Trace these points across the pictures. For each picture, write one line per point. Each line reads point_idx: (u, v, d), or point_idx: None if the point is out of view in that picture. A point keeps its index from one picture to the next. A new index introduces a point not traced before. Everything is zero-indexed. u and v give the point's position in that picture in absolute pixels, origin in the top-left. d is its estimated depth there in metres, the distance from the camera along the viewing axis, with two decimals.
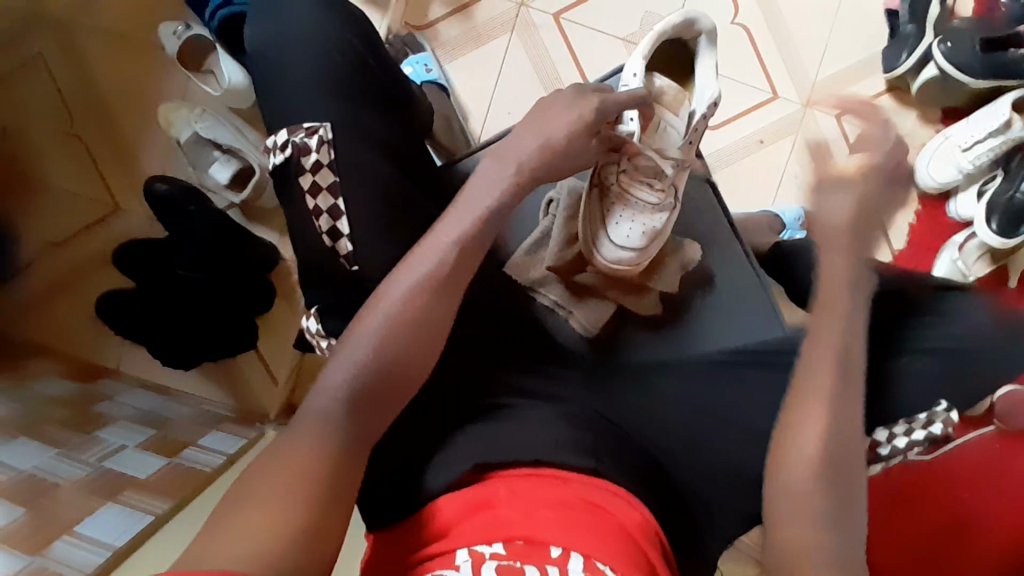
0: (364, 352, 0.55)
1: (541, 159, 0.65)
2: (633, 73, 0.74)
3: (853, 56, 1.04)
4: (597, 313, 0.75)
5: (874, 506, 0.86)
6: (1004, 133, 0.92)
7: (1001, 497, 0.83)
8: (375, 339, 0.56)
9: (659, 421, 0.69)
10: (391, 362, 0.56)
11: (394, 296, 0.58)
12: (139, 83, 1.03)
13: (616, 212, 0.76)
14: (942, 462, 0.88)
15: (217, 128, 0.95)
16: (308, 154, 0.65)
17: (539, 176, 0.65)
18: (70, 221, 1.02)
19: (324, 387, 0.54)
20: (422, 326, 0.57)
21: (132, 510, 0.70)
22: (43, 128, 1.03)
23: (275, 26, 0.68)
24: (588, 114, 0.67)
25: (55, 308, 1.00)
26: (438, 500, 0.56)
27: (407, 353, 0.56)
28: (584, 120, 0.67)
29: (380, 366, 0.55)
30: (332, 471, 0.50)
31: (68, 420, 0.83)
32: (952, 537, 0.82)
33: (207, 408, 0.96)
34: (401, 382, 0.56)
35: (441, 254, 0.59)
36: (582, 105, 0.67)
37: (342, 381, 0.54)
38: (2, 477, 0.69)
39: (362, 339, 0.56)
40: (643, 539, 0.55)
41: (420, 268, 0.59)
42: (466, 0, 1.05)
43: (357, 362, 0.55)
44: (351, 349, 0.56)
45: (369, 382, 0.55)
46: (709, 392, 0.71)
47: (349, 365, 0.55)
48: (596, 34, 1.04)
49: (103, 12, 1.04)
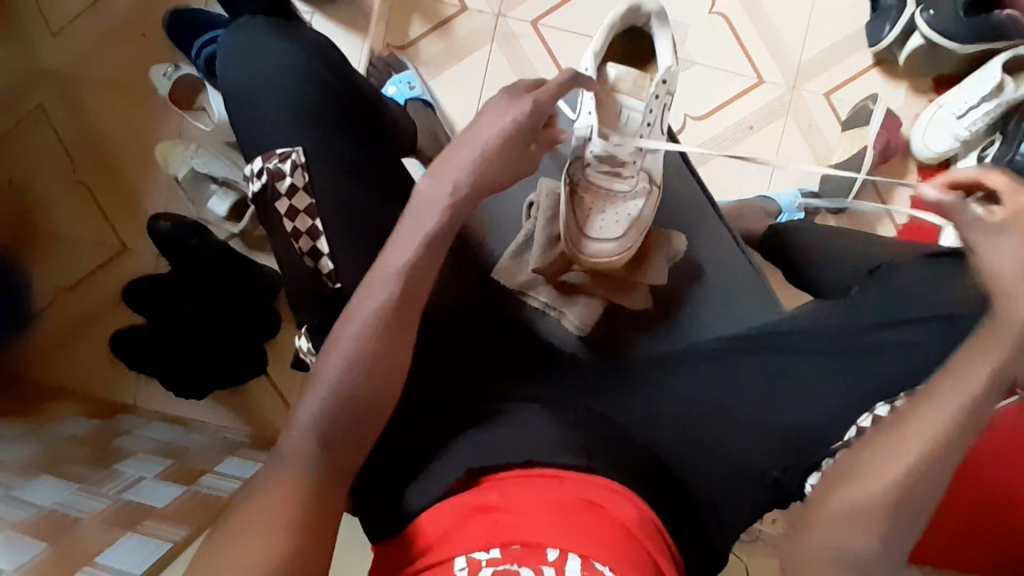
0: (337, 381, 0.53)
1: (479, 173, 0.58)
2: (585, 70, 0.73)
3: (837, 34, 1.04)
4: (587, 312, 0.76)
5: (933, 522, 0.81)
6: (998, 97, 0.92)
7: None
8: (342, 374, 0.53)
9: (659, 418, 0.68)
10: (366, 385, 0.53)
11: (354, 328, 0.54)
12: (137, 127, 1.07)
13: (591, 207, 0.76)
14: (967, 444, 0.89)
15: (213, 162, 0.98)
16: (283, 179, 0.67)
17: (481, 193, 0.59)
18: (79, 264, 1.06)
19: (297, 429, 0.52)
20: (384, 356, 0.54)
21: (149, 539, 0.70)
22: (54, 177, 1.07)
23: (247, 62, 0.71)
24: (521, 118, 0.59)
25: (73, 350, 1.04)
26: (432, 509, 0.56)
27: (379, 370, 0.54)
28: (517, 124, 0.59)
29: (349, 396, 0.53)
30: (322, 479, 0.50)
31: (88, 457, 0.85)
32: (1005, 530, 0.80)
33: (223, 436, 0.98)
34: (379, 402, 0.54)
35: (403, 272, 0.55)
36: (514, 108, 0.59)
37: (320, 412, 0.52)
38: (24, 515, 0.70)
39: (333, 368, 0.53)
40: (643, 534, 0.54)
41: (379, 297, 0.55)
42: (443, 17, 1.07)
43: (332, 392, 0.53)
44: (317, 388, 0.53)
45: (342, 412, 0.52)
46: (711, 387, 0.69)
47: (318, 405, 0.52)
48: (574, 36, 1.06)
49: (97, 61, 1.08)
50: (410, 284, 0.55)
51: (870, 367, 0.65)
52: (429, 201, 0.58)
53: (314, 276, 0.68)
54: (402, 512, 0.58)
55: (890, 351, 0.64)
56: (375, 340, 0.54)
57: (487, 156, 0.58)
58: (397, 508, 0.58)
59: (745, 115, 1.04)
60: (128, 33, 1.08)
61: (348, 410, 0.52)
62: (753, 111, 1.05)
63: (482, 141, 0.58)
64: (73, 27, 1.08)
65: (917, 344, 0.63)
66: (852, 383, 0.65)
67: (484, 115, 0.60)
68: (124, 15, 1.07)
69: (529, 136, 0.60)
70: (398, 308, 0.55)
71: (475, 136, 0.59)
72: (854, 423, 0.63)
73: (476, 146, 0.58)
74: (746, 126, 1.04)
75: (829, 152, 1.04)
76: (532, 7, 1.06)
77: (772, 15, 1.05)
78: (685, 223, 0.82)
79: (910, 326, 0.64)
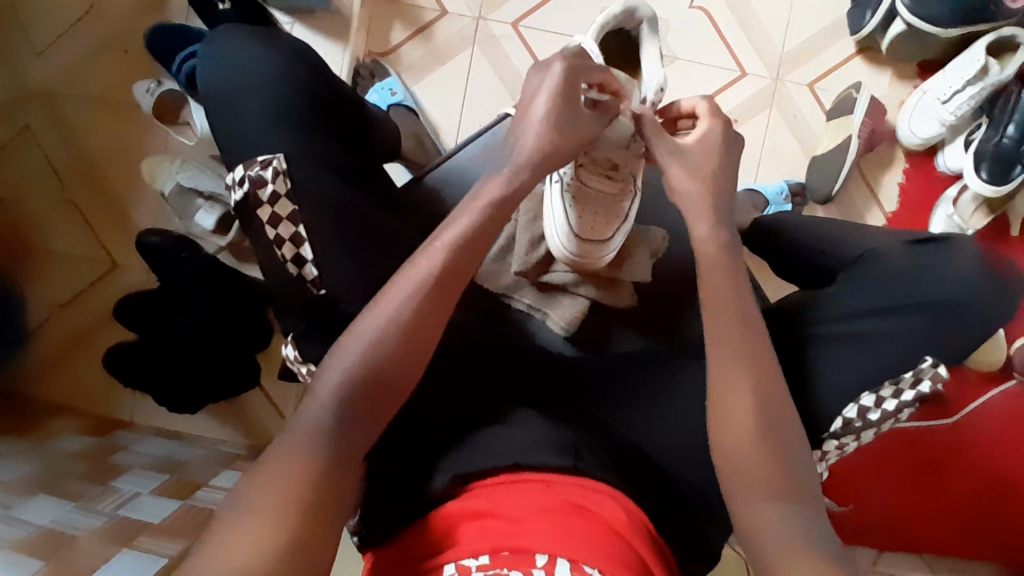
0: (354, 357, 0.54)
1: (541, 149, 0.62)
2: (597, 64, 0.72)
3: (819, 23, 1.06)
4: (572, 310, 0.75)
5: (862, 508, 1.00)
6: (982, 80, 0.95)
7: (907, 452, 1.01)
8: (376, 335, 0.55)
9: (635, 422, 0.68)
10: (371, 376, 0.54)
11: (397, 292, 0.56)
12: (124, 144, 1.08)
13: (577, 210, 0.75)
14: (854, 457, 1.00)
15: (197, 176, 1.00)
16: (265, 186, 0.66)
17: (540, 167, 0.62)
18: (73, 282, 1.07)
19: (318, 391, 0.53)
20: (422, 316, 0.56)
21: (147, 555, 0.67)
22: (42, 196, 1.08)
23: (222, 69, 0.70)
24: (560, 85, 0.63)
25: (69, 369, 1.05)
26: (436, 509, 0.55)
27: (388, 368, 0.55)
28: (562, 91, 0.63)
29: (353, 386, 0.53)
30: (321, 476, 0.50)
31: (84, 474, 0.84)
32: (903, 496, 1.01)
33: (220, 448, 0.99)
34: (391, 377, 0.55)
35: (426, 271, 0.57)
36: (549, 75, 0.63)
37: (336, 383, 0.53)
38: (19, 534, 0.69)
39: (353, 344, 0.55)
40: (630, 534, 0.53)
41: (426, 267, 0.57)
42: (424, 22, 1.08)
43: (348, 367, 0.54)
44: (345, 350, 0.55)
45: (371, 371, 0.54)
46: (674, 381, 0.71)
47: (346, 365, 0.54)
48: (555, 37, 1.07)
49: (81, 80, 1.09)
50: (450, 274, 0.57)
51: (846, 361, 0.66)
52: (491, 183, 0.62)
53: (298, 282, 0.67)
54: (397, 513, 0.57)
55: (868, 340, 0.66)
56: (412, 319, 0.56)
57: (549, 119, 0.62)
58: (390, 511, 0.57)
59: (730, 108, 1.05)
60: (111, 50, 1.09)
61: (344, 405, 0.53)
62: (737, 104, 1.06)
63: (539, 123, 0.62)
64: (55, 47, 1.09)
65: (900, 338, 0.66)
66: (828, 380, 0.66)
67: (537, 92, 0.64)
68: (107, 33, 1.09)
69: (574, 102, 0.63)
70: (440, 291, 0.57)
71: (537, 99, 0.63)
72: (841, 414, 0.65)
73: (534, 126, 0.63)
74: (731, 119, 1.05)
75: (815, 142, 1.05)
76: (512, 9, 1.08)
77: (752, 7, 1.06)
78: (668, 218, 0.83)
79: (893, 316, 0.67)
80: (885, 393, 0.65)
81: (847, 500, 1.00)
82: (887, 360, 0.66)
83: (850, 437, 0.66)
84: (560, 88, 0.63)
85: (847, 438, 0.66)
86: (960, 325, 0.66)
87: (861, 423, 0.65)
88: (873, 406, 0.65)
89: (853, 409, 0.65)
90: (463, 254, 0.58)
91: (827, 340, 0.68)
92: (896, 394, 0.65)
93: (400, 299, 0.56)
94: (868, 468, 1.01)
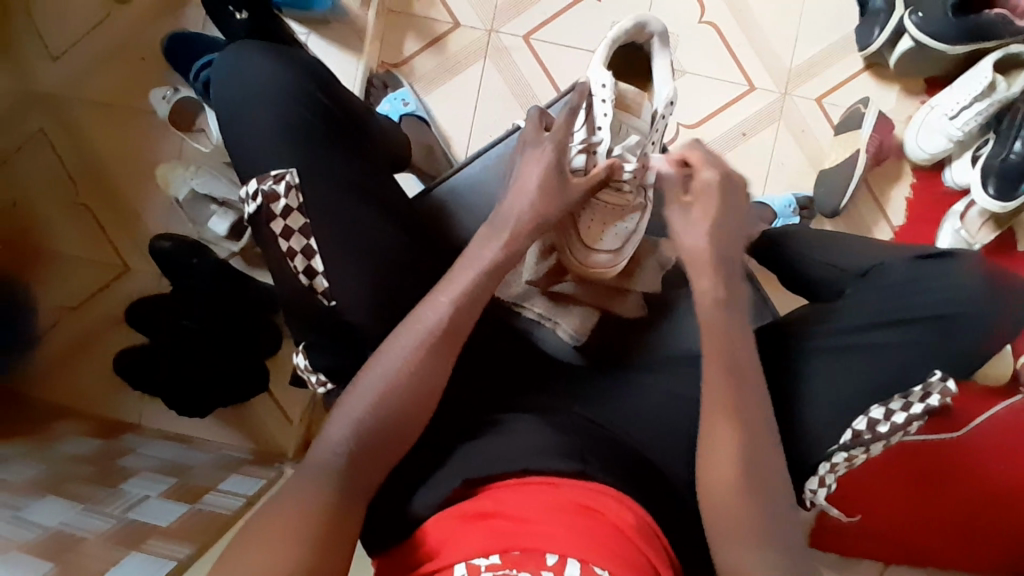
0: (361, 411, 0.56)
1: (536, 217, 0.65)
2: (601, 84, 0.72)
3: (826, 39, 1.07)
4: (582, 321, 0.76)
5: (863, 524, 1.02)
6: (989, 97, 0.95)
7: (911, 470, 1.02)
8: (382, 389, 0.56)
9: (635, 431, 0.68)
10: (387, 420, 0.56)
11: (392, 359, 0.57)
12: (139, 150, 1.10)
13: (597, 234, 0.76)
14: (860, 470, 1.02)
15: (211, 182, 1.01)
16: (277, 200, 0.67)
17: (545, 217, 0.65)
18: (85, 286, 1.08)
19: (328, 440, 0.55)
20: (421, 384, 0.57)
21: (154, 558, 0.67)
22: (53, 202, 1.09)
23: (234, 84, 0.70)
24: (548, 158, 0.67)
25: (76, 374, 1.05)
26: (440, 512, 0.56)
27: (399, 412, 0.56)
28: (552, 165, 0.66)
29: (369, 429, 0.55)
30: None
31: (93, 478, 0.84)
32: (903, 512, 1.02)
33: (227, 453, 0.99)
34: (406, 417, 0.57)
35: (423, 331, 0.58)
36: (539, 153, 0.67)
37: (343, 436, 0.55)
38: (29, 533, 0.68)
39: (357, 403, 0.56)
40: (639, 539, 0.53)
41: (425, 328, 0.58)
42: (437, 34, 1.09)
43: (354, 421, 0.55)
44: (349, 406, 0.56)
45: (376, 426, 0.56)
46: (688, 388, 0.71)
47: (350, 422, 0.55)
48: (566, 50, 1.08)
49: (98, 87, 1.10)
50: (441, 334, 0.58)
51: (850, 374, 0.67)
52: (478, 247, 0.64)
53: (309, 293, 0.68)
54: (406, 516, 0.58)
55: (872, 353, 0.67)
56: (418, 369, 0.57)
57: (542, 194, 0.66)
58: (398, 514, 0.58)
59: (737, 122, 1.06)
60: (127, 58, 1.11)
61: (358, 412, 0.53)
62: (744, 118, 1.07)
63: (526, 194, 0.66)
64: (72, 54, 1.10)
65: (897, 352, 0.67)
66: (836, 392, 0.67)
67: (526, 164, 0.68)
68: (123, 40, 1.10)
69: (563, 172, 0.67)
70: (438, 350, 0.58)
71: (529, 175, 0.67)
72: (849, 426, 0.66)
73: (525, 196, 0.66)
74: (739, 133, 1.06)
75: (822, 155, 1.06)
76: (525, 21, 1.09)
77: (760, 23, 1.07)
78: None
79: (889, 330, 0.67)
80: (893, 406, 0.66)
81: (851, 513, 1.02)
82: (887, 374, 0.66)
83: (859, 449, 0.66)
84: (552, 165, 0.66)
85: (856, 450, 0.66)
86: (960, 337, 0.67)
87: (870, 436, 0.65)
88: (882, 418, 0.65)
89: (863, 421, 0.66)
90: (461, 305, 0.60)
91: (831, 363, 0.68)
92: (905, 407, 0.65)
93: (390, 373, 0.57)
94: (870, 481, 1.03)
